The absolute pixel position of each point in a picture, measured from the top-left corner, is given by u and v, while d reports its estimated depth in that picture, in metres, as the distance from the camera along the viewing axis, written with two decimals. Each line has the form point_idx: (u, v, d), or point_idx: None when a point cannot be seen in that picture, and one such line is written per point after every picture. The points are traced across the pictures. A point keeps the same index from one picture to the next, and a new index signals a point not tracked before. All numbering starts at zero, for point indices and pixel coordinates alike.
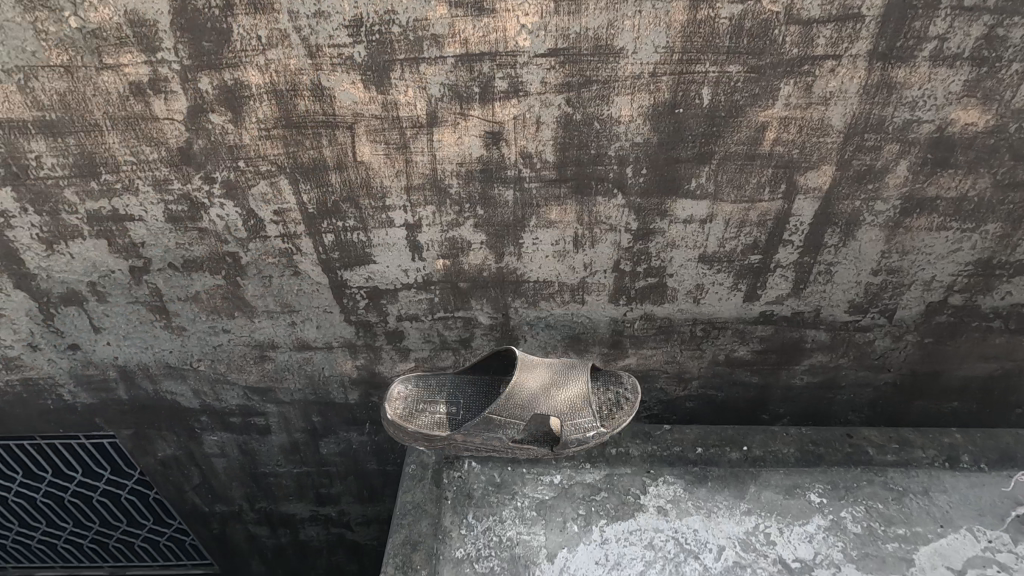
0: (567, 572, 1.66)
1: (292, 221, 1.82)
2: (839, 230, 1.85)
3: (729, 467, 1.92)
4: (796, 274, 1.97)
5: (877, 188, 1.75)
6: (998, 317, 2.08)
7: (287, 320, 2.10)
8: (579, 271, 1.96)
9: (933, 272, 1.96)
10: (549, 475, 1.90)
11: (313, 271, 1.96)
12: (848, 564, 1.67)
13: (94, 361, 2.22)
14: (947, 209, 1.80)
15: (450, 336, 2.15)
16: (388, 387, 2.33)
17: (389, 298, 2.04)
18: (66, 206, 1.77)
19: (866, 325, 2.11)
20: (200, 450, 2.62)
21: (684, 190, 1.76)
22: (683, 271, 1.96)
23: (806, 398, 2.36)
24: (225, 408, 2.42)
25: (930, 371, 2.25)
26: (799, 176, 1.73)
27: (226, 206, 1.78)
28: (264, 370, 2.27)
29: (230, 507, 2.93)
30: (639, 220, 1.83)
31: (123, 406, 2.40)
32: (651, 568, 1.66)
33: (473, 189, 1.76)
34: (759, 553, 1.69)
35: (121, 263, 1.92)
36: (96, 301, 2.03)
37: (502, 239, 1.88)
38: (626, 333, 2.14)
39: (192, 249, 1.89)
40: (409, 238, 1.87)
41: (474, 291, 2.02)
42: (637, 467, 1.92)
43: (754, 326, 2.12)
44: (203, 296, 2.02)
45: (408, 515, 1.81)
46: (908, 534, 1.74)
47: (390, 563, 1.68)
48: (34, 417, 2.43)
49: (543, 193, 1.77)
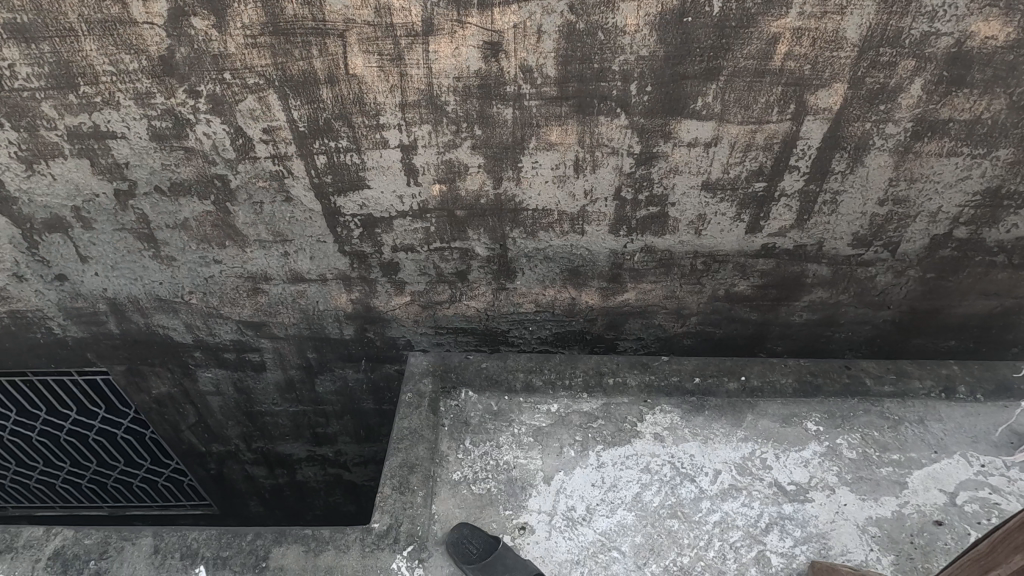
0: (564, 492, 1.72)
1: (283, 141, 1.75)
2: (847, 156, 1.80)
3: (726, 397, 1.95)
4: (800, 204, 1.92)
5: (889, 109, 1.69)
6: (1003, 251, 2.05)
7: (279, 250, 2.05)
8: (579, 199, 1.91)
9: (940, 202, 1.92)
10: (546, 404, 1.94)
11: (306, 197, 1.90)
12: (843, 487, 1.73)
13: (83, 293, 2.18)
14: (959, 133, 1.74)
15: (447, 269, 2.11)
16: (384, 322, 2.30)
17: (384, 227, 1.99)
18: (45, 122, 1.69)
19: (869, 259, 2.08)
20: (195, 388, 2.60)
21: (690, 110, 1.70)
22: (685, 199, 1.91)
23: (804, 337, 2.35)
24: (218, 344, 2.39)
25: (929, 308, 2.24)
26: (809, 94, 1.66)
27: (212, 123, 1.71)
28: (257, 304, 2.24)
29: (227, 446, 2.94)
30: (642, 143, 1.77)
31: (115, 341, 2.36)
32: (647, 489, 1.73)
33: (471, 107, 1.69)
34: (755, 476, 1.75)
35: (105, 185, 1.85)
36: (81, 228, 1.97)
37: (500, 163, 1.82)
38: (626, 267, 2.11)
39: (179, 172, 1.82)
40: (404, 161, 1.81)
41: (471, 220, 1.97)
42: (635, 397, 1.95)
43: (755, 259, 2.08)
44: (192, 224, 1.97)
45: (405, 440, 1.83)
46: (901, 459, 1.79)
47: (390, 484, 1.71)
48: (24, 352, 2.39)
49: (544, 112, 1.70)
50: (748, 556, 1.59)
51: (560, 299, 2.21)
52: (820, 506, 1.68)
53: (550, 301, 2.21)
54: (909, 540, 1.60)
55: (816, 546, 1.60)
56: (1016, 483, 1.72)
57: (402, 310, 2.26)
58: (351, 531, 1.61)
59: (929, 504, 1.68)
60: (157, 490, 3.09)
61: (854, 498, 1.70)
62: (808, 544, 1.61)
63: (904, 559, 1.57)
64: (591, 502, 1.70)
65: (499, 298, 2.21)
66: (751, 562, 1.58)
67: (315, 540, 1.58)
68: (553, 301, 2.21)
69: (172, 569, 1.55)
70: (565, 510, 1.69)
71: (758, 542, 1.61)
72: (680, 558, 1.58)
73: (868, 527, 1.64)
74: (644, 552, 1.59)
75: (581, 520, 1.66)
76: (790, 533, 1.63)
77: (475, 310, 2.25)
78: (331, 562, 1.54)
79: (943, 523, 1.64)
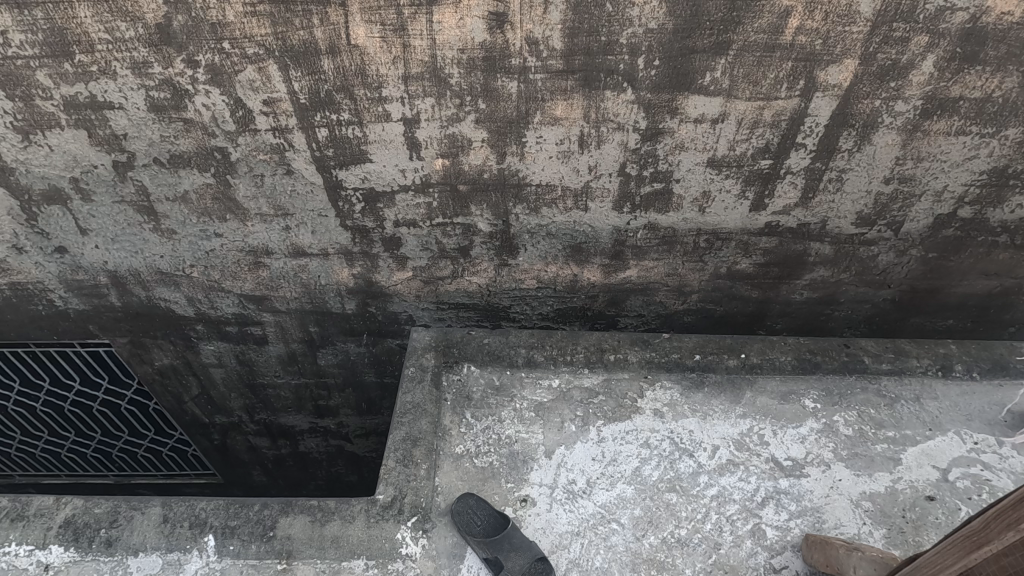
0: (565, 465, 1.76)
1: (284, 113, 1.73)
2: (855, 133, 1.78)
3: (726, 374, 1.98)
4: (806, 182, 1.91)
5: (899, 86, 1.67)
6: (1006, 231, 2.05)
7: (281, 224, 2.04)
8: (584, 174, 1.89)
9: (946, 181, 1.90)
10: (547, 379, 1.96)
11: (307, 170, 1.88)
12: (838, 463, 1.76)
13: (84, 266, 2.17)
14: (968, 111, 1.72)
15: (449, 245, 2.11)
16: (385, 297, 2.31)
17: (386, 201, 1.97)
18: (40, 91, 1.66)
19: (872, 238, 2.08)
20: (197, 360, 2.62)
21: (697, 86, 1.67)
22: (690, 176, 1.89)
23: (804, 315, 2.36)
24: (220, 317, 2.40)
25: (930, 288, 2.24)
26: (818, 70, 1.63)
27: (212, 94, 1.68)
28: (259, 278, 2.23)
29: (230, 418, 2.98)
30: (648, 118, 1.75)
31: (117, 314, 2.37)
32: (646, 464, 1.76)
33: (475, 80, 1.66)
34: (753, 452, 1.78)
35: (103, 157, 1.82)
36: (80, 201, 1.95)
37: (504, 137, 1.79)
38: (628, 244, 2.10)
39: (179, 143, 1.80)
40: (407, 135, 1.79)
41: (474, 195, 1.95)
42: (635, 373, 1.98)
43: (759, 238, 2.08)
44: (192, 196, 1.95)
45: (408, 414, 1.86)
46: (897, 437, 1.83)
47: (394, 457, 1.74)
48: (27, 323, 2.39)
49: (549, 85, 1.67)
50: (744, 529, 1.62)
51: (562, 276, 2.21)
52: (815, 481, 1.72)
53: (551, 277, 2.21)
54: (901, 515, 1.64)
55: (810, 520, 1.64)
56: (1008, 460, 1.76)
57: (404, 285, 2.26)
58: (357, 502, 1.64)
59: (922, 480, 1.72)
60: (161, 460, 3.13)
61: (849, 474, 1.74)
62: (803, 518, 1.64)
63: (895, 532, 1.61)
64: (592, 476, 1.73)
65: (501, 273, 2.21)
66: (747, 534, 1.62)
67: (321, 511, 1.62)
68: (555, 278, 2.21)
69: (182, 538, 1.58)
70: (566, 483, 1.72)
71: (754, 515, 1.65)
72: (678, 530, 1.62)
73: (862, 502, 1.68)
74: (643, 524, 1.63)
75: (581, 493, 1.70)
76: (785, 507, 1.66)
77: (477, 285, 2.25)
78: (337, 532, 1.58)
79: (935, 498, 1.67)
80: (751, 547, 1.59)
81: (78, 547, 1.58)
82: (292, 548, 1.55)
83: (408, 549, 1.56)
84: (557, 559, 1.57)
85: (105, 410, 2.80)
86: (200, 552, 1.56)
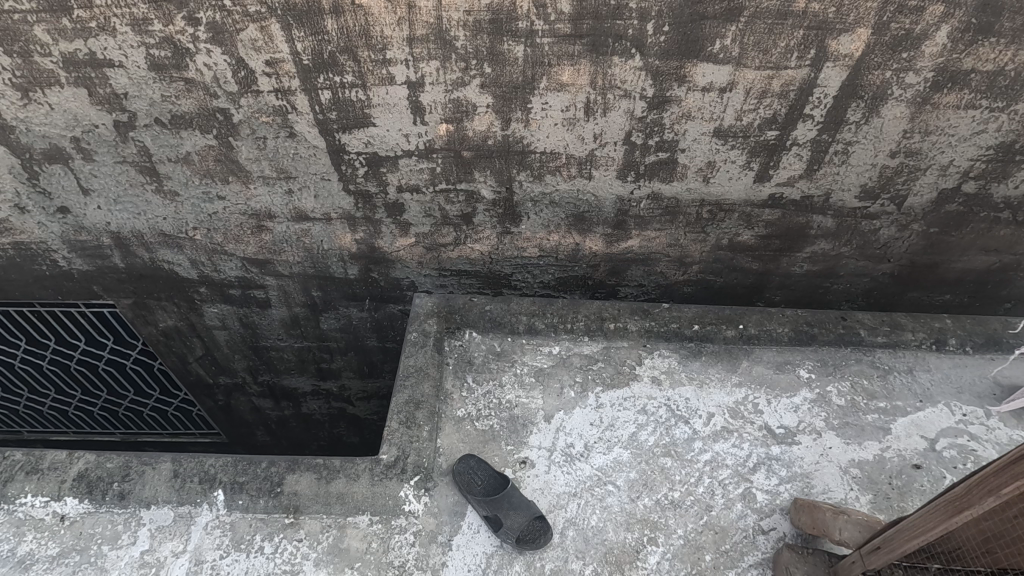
0: (564, 430, 1.80)
1: (286, 75, 1.70)
2: (863, 106, 1.76)
3: (723, 344, 2.02)
4: (811, 154, 1.90)
5: (911, 57, 1.64)
6: (1008, 208, 2.05)
7: (283, 188, 2.03)
8: (589, 142, 1.88)
9: (952, 155, 1.89)
10: (548, 346, 2.01)
11: (310, 133, 1.86)
12: (829, 431, 1.81)
13: (86, 227, 2.17)
14: (979, 84, 1.70)
15: (452, 211, 2.11)
16: (388, 263, 2.32)
17: (389, 166, 1.96)
18: (39, 47, 1.63)
19: (874, 212, 2.08)
20: (201, 322, 2.64)
21: (707, 53, 1.65)
22: (696, 146, 1.88)
23: (803, 287, 2.38)
24: (223, 280, 2.41)
25: (929, 262, 2.25)
26: (830, 39, 1.61)
27: (213, 53, 1.65)
28: (262, 242, 2.24)
29: (234, 379, 3.03)
30: (655, 86, 1.72)
31: (120, 275, 2.38)
32: (642, 429, 1.81)
33: (481, 43, 1.63)
34: (746, 420, 1.83)
35: (104, 116, 1.81)
36: (82, 160, 1.94)
37: (509, 103, 1.77)
38: (631, 213, 2.10)
39: (180, 104, 1.78)
40: (411, 98, 1.77)
41: (478, 162, 1.94)
42: (634, 342, 2.02)
43: (761, 210, 2.08)
44: (194, 158, 1.93)
45: (410, 377, 1.89)
46: (888, 407, 1.87)
47: (397, 418, 1.78)
48: (31, 283, 2.41)
49: (556, 50, 1.64)
50: (735, 492, 1.68)
51: (564, 245, 2.22)
52: (806, 449, 1.77)
53: (554, 245, 2.22)
54: (887, 481, 1.69)
55: (800, 484, 1.69)
56: (995, 431, 1.80)
57: (407, 251, 2.27)
58: (361, 461, 1.69)
59: (909, 449, 1.77)
60: (167, 419, 3.20)
61: (839, 442, 1.78)
62: (792, 483, 1.70)
63: (881, 498, 1.66)
64: (589, 440, 1.78)
65: (503, 241, 2.22)
66: (738, 497, 1.67)
67: (327, 469, 1.67)
68: (557, 247, 2.22)
69: (192, 493, 1.63)
70: (564, 446, 1.77)
71: (746, 479, 1.70)
72: (672, 492, 1.67)
73: (850, 469, 1.73)
74: (638, 486, 1.68)
75: (579, 456, 1.75)
76: (776, 473, 1.72)
77: (479, 253, 2.26)
78: (342, 489, 1.63)
79: (921, 466, 1.72)
80: (742, 509, 1.65)
81: (92, 499, 1.63)
82: (299, 503, 1.61)
83: (411, 506, 1.62)
84: (554, 517, 1.62)
85: (110, 368, 2.84)
86: (210, 506, 1.61)
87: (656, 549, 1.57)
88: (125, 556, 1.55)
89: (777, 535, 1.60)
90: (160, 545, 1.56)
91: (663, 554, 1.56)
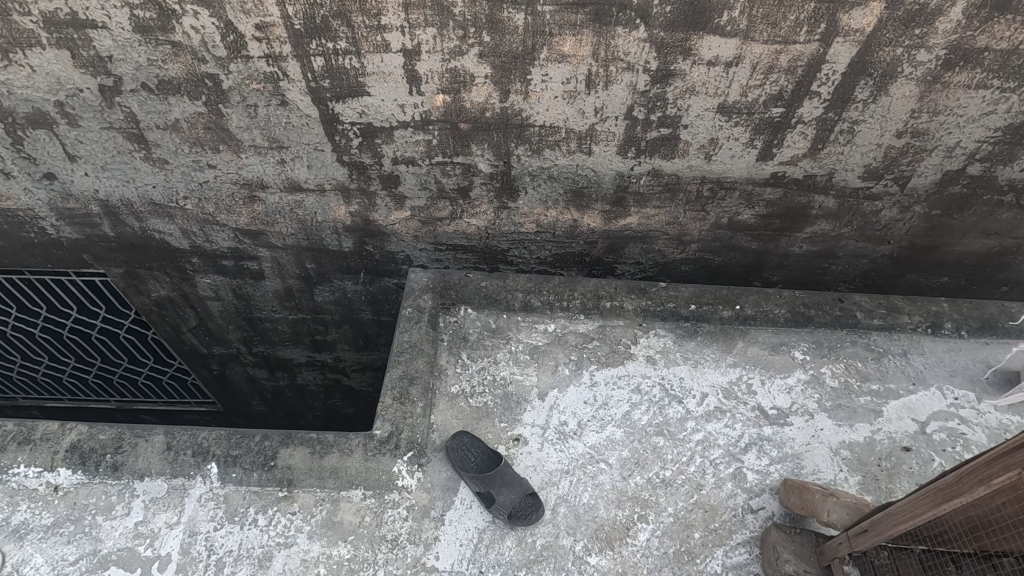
0: (557, 408, 1.81)
1: (277, 40, 1.64)
2: (872, 83, 1.71)
3: (719, 324, 2.02)
4: (816, 132, 1.86)
5: (924, 34, 1.59)
6: (1012, 191, 2.02)
7: (275, 158, 1.98)
8: (589, 116, 1.83)
9: (959, 137, 1.86)
10: (544, 324, 2.00)
11: (302, 102, 1.81)
12: (821, 413, 1.82)
13: (74, 195, 2.12)
14: (992, 64, 1.65)
15: (449, 185, 2.07)
16: (383, 236, 2.28)
17: (384, 137, 1.91)
18: (17, 6, 1.56)
19: (876, 193, 2.05)
20: (195, 292, 2.62)
21: (714, 25, 1.59)
22: (698, 122, 1.84)
23: (801, 268, 2.36)
24: (216, 251, 2.38)
25: (929, 245, 2.23)
26: (841, 13, 1.55)
27: (200, 15, 1.58)
28: (254, 213, 2.20)
29: (228, 349, 3.02)
30: (660, 59, 1.67)
31: (110, 244, 2.34)
32: (636, 408, 1.81)
33: (480, 10, 1.57)
34: (740, 400, 1.84)
35: (89, 80, 1.74)
36: (67, 126, 1.88)
37: (509, 74, 1.72)
38: (630, 190, 2.06)
39: (166, 68, 1.71)
40: (407, 67, 1.71)
41: (475, 134, 1.89)
42: (630, 321, 2.01)
43: (763, 188, 2.05)
44: (183, 125, 1.88)
45: (406, 352, 1.88)
46: (880, 390, 1.88)
47: (390, 394, 1.77)
48: (20, 250, 2.37)
49: (557, 19, 1.58)
50: (726, 471, 1.70)
51: (562, 221, 2.18)
52: (797, 430, 1.78)
53: (551, 221, 2.19)
54: (876, 463, 1.71)
55: (790, 465, 1.71)
56: (985, 416, 1.81)
57: (402, 225, 2.24)
58: (355, 436, 1.69)
59: (900, 431, 1.78)
60: (161, 388, 3.19)
61: (831, 423, 1.80)
62: (782, 463, 1.71)
63: (869, 479, 1.68)
64: (583, 418, 1.79)
65: (500, 217, 2.18)
66: (728, 477, 1.69)
67: (320, 443, 1.67)
68: (555, 223, 2.19)
69: (185, 465, 1.64)
70: (557, 424, 1.78)
71: (737, 459, 1.72)
72: (663, 471, 1.69)
73: (841, 450, 1.74)
74: (630, 464, 1.70)
75: (572, 434, 1.76)
76: (767, 453, 1.73)
77: (476, 228, 2.22)
78: (336, 463, 1.64)
79: (911, 449, 1.74)
80: (732, 489, 1.66)
81: (86, 470, 1.63)
82: (292, 477, 1.61)
83: (404, 482, 1.63)
84: (546, 494, 1.63)
85: (102, 337, 2.82)
86: (203, 479, 1.62)
87: (646, 526, 1.59)
88: (119, 526, 1.56)
89: (765, 514, 1.62)
90: (154, 517, 1.57)
91: (653, 532, 1.58)
